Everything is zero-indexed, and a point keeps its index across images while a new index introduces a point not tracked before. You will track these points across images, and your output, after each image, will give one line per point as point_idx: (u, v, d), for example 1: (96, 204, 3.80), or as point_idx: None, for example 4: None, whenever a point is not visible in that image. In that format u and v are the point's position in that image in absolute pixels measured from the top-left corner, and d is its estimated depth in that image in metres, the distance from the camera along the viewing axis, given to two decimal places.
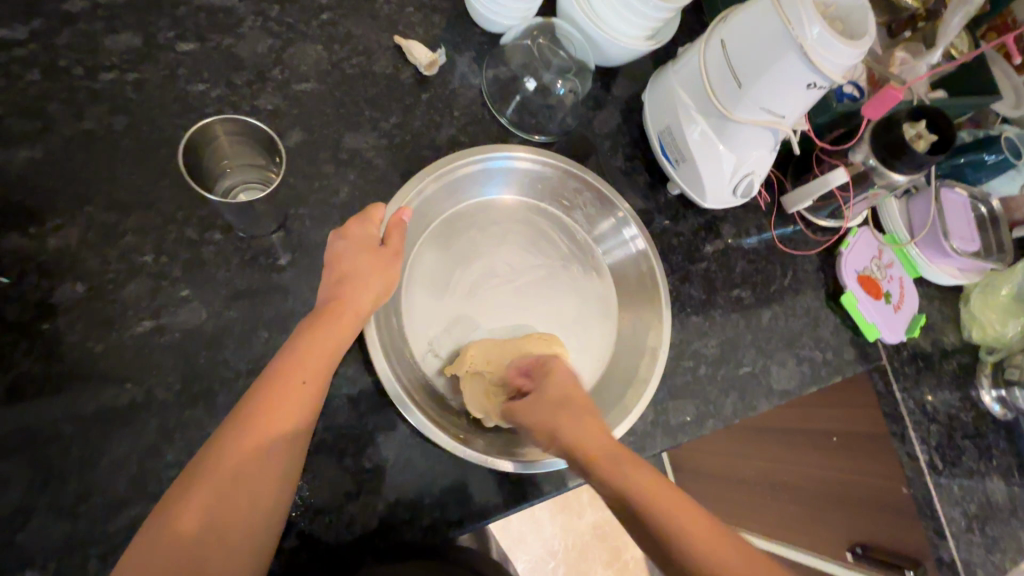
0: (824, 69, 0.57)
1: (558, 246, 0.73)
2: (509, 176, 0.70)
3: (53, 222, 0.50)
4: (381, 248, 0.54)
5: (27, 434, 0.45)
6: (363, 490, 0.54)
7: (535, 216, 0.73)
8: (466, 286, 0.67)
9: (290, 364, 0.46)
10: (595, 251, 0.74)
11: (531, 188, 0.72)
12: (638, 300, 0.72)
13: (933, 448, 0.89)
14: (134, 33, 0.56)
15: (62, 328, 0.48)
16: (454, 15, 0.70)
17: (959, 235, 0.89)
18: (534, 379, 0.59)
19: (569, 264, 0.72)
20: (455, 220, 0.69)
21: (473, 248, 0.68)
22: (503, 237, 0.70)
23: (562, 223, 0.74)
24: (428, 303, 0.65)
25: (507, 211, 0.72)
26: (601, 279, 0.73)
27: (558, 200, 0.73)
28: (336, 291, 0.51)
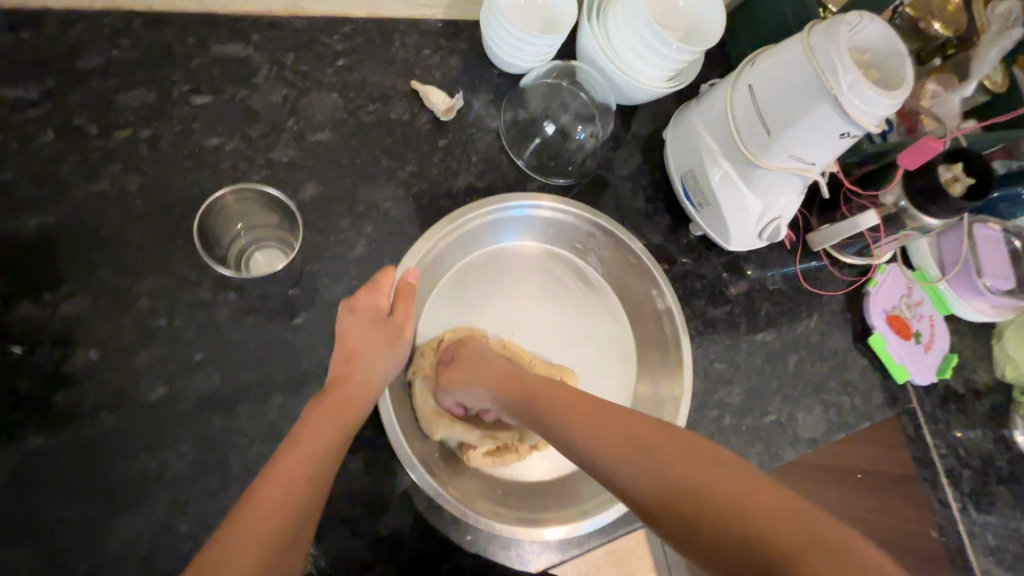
0: (858, 120, 0.55)
1: (573, 292, 0.70)
2: (523, 224, 0.68)
3: (67, 288, 0.49)
4: (391, 318, 0.53)
5: (41, 512, 0.44)
6: (380, 559, 0.52)
7: (547, 261, 0.71)
8: (472, 314, 0.66)
9: (299, 441, 0.45)
10: (612, 295, 0.72)
11: (544, 233, 0.70)
12: (657, 348, 0.70)
13: (966, 494, 0.85)
14: (148, 88, 0.56)
15: (74, 399, 0.47)
16: (471, 57, 0.69)
17: (993, 273, 0.86)
18: (461, 348, 0.60)
19: (585, 310, 0.70)
20: (465, 270, 0.67)
21: (482, 290, 0.67)
22: (514, 284, 0.68)
23: (577, 268, 0.72)
24: (430, 328, 0.64)
25: (519, 258, 0.70)
26: (619, 324, 0.71)
27: (572, 244, 0.71)
28: (350, 363, 0.50)
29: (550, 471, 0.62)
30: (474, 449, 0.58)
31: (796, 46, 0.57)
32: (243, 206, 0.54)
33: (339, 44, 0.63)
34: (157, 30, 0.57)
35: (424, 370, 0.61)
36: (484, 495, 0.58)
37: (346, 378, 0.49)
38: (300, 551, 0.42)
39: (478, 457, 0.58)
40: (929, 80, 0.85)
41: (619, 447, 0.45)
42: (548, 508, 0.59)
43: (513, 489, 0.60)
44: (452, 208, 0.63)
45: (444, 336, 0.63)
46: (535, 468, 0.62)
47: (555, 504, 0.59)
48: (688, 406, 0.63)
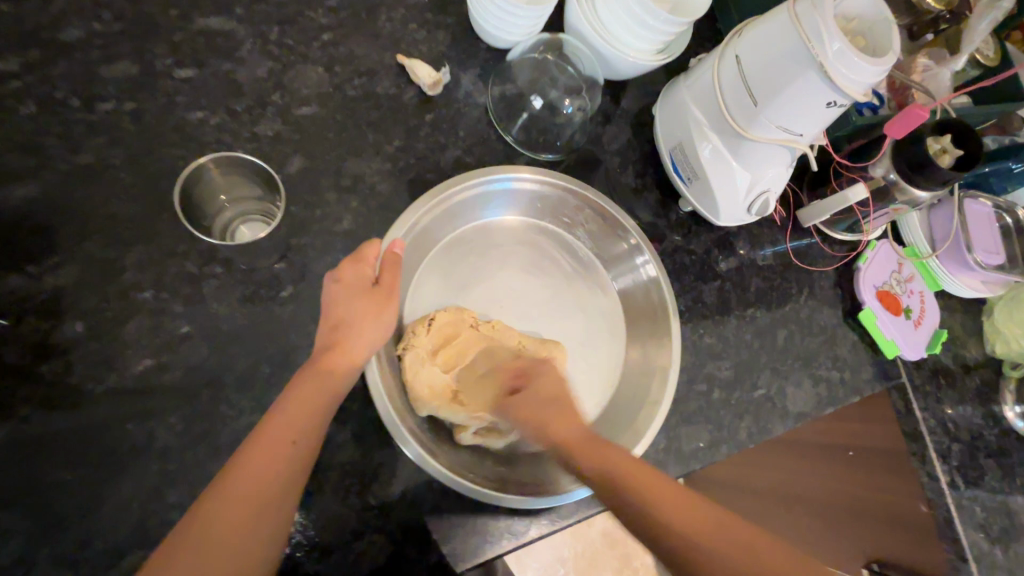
0: (845, 88, 0.54)
1: (562, 267, 0.71)
2: (509, 198, 0.68)
3: (52, 260, 0.49)
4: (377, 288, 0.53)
5: (29, 481, 0.45)
6: (369, 528, 0.53)
7: (535, 236, 0.71)
8: (465, 289, 0.66)
9: (283, 408, 0.45)
10: (601, 269, 0.72)
11: (531, 208, 0.70)
12: (646, 321, 0.70)
13: (955, 468, 0.86)
14: (131, 61, 0.55)
15: (61, 370, 0.47)
16: (459, 30, 0.68)
17: (983, 249, 0.86)
18: (456, 338, 0.60)
19: (574, 285, 0.70)
20: (455, 246, 0.68)
21: (473, 267, 0.67)
22: (504, 260, 0.69)
23: (565, 242, 0.72)
24: (424, 297, 0.65)
25: (507, 233, 0.70)
26: (608, 298, 0.71)
27: (560, 218, 0.71)
28: (337, 333, 0.50)
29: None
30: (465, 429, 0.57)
31: (784, 13, 0.57)
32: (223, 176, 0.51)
33: (325, 18, 0.63)
34: (139, 3, 0.57)
35: (416, 346, 0.59)
36: (472, 465, 0.58)
37: (332, 349, 0.50)
38: (284, 515, 0.43)
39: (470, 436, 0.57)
40: (920, 54, 0.85)
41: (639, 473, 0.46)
42: (539, 477, 0.59)
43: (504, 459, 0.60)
44: (440, 181, 0.63)
45: (434, 316, 0.61)
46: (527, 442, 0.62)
47: (545, 472, 0.59)
48: (676, 376, 0.64)
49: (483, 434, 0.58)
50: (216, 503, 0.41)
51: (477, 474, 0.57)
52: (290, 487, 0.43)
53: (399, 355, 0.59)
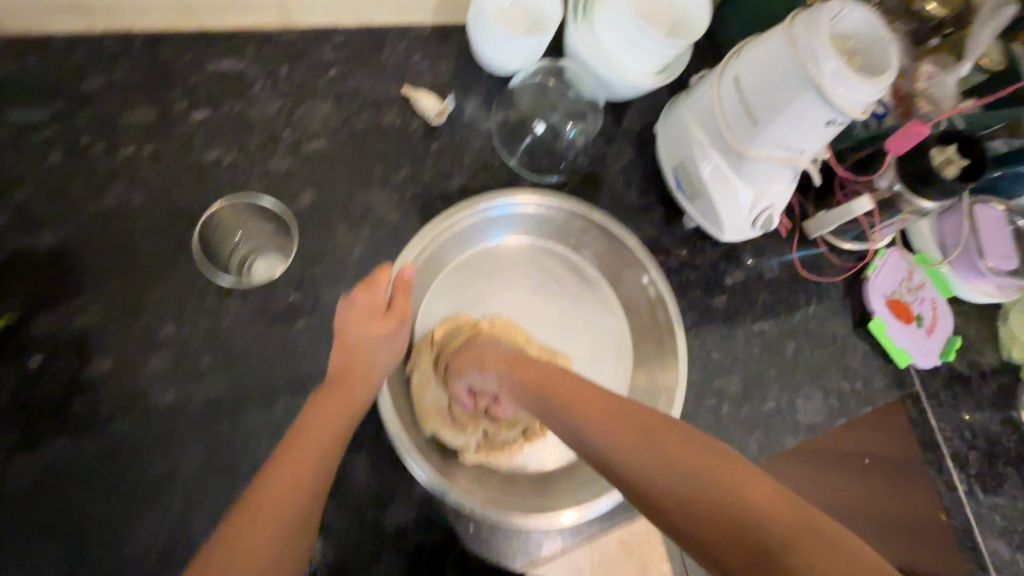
0: (843, 108, 0.55)
1: (568, 286, 0.72)
2: (514, 221, 0.69)
3: (80, 300, 0.52)
4: (388, 318, 0.55)
5: (64, 513, 0.47)
6: (386, 550, 0.54)
7: (541, 257, 0.72)
8: (474, 303, 0.69)
9: (300, 437, 0.47)
10: (607, 288, 0.73)
11: (536, 229, 0.71)
12: (653, 340, 0.70)
13: (972, 476, 0.85)
14: (150, 106, 0.58)
15: (91, 406, 0.50)
16: (461, 60, 0.70)
17: (997, 254, 0.85)
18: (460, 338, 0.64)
19: (579, 304, 0.72)
20: (462, 266, 0.69)
21: (479, 288, 0.69)
22: (510, 281, 0.71)
23: (570, 261, 0.73)
24: (434, 311, 0.67)
25: (513, 254, 0.72)
26: (614, 315, 0.72)
27: (566, 239, 0.72)
28: (349, 365, 0.52)
29: (556, 460, 0.64)
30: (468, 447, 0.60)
31: (779, 35, 0.58)
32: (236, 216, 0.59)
33: (331, 54, 0.65)
34: (155, 49, 0.59)
35: (422, 367, 0.62)
36: (482, 482, 0.60)
37: (347, 378, 0.51)
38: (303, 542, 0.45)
39: (472, 456, 0.60)
40: (925, 61, 0.84)
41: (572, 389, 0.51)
42: (546, 496, 0.60)
43: (511, 479, 0.62)
44: (448, 207, 0.65)
45: (434, 332, 0.65)
46: (535, 460, 0.64)
47: (553, 492, 0.61)
48: (683, 396, 0.64)
49: (486, 448, 0.61)
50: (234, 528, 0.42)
51: (483, 490, 0.59)
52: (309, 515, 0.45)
53: (408, 377, 0.62)
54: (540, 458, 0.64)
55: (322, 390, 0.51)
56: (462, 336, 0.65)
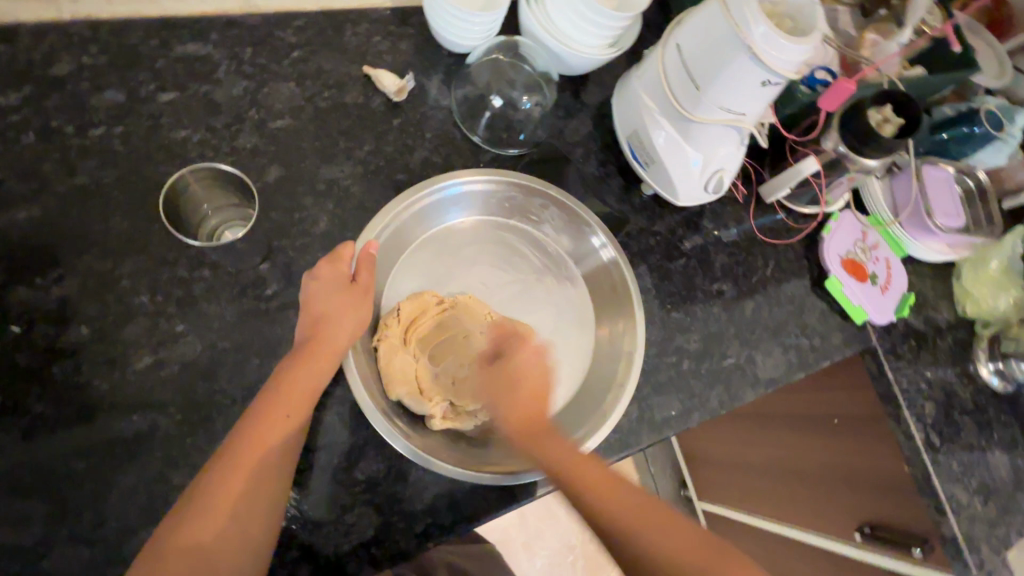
0: (775, 68, 0.58)
1: (531, 262, 0.75)
2: (476, 199, 0.72)
3: (57, 273, 0.54)
4: (352, 284, 0.59)
5: (47, 472, 0.50)
6: (357, 502, 0.57)
7: (504, 234, 0.75)
8: (439, 278, 0.71)
9: (269, 407, 0.51)
10: (569, 263, 0.76)
11: (498, 208, 0.74)
12: (614, 310, 0.73)
13: (929, 425, 0.87)
14: (118, 89, 0.61)
15: (69, 370, 0.52)
16: (421, 39, 0.73)
17: (943, 212, 0.90)
18: (435, 309, 0.66)
19: (543, 279, 0.75)
20: (427, 245, 0.72)
21: (445, 267, 0.72)
22: (475, 258, 0.73)
23: (532, 239, 0.76)
24: (405, 283, 0.70)
25: (476, 234, 0.74)
26: (576, 288, 0.75)
27: (527, 216, 0.75)
28: (316, 327, 0.56)
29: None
30: (435, 414, 0.61)
31: (713, 5, 0.61)
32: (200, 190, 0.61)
33: (293, 36, 0.68)
34: (121, 34, 0.62)
35: (389, 338, 0.63)
36: (447, 447, 0.62)
37: (316, 341, 0.55)
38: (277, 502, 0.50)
39: (439, 422, 0.61)
40: (869, 30, 0.89)
41: (571, 460, 0.53)
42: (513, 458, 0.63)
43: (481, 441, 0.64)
44: (409, 182, 0.68)
45: (399, 308, 0.66)
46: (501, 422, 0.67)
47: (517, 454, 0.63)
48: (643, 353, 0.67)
49: (452, 418, 0.62)
50: (207, 486, 0.48)
51: (446, 455, 0.60)
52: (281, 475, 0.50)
53: (375, 348, 0.63)
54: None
55: (290, 357, 0.54)
56: (440, 313, 0.66)
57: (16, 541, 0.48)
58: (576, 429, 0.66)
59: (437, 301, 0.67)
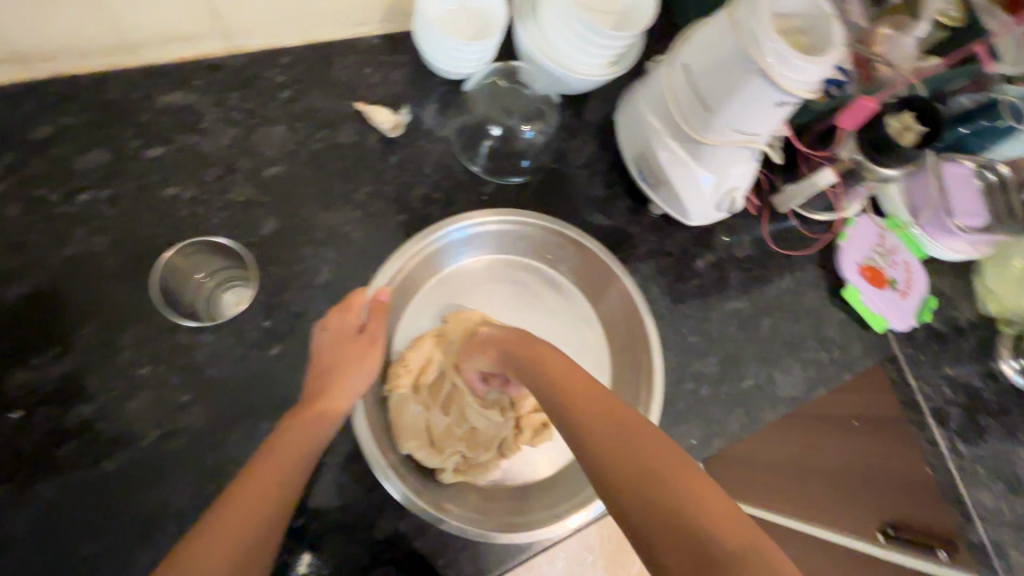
0: (789, 90, 0.55)
1: (545, 300, 0.75)
2: (493, 239, 0.71)
3: (56, 349, 0.53)
4: (360, 335, 0.58)
5: (62, 558, 0.49)
6: (379, 562, 0.56)
7: (519, 272, 0.75)
8: (444, 309, 0.71)
9: (271, 463, 0.48)
10: (584, 300, 0.75)
11: (514, 246, 0.73)
12: (630, 353, 0.71)
13: (955, 432, 0.84)
14: (103, 148, 0.58)
15: (75, 452, 0.51)
16: (414, 68, 0.70)
17: (963, 212, 0.87)
18: (444, 340, 0.67)
19: (558, 318, 0.74)
20: (438, 284, 0.72)
21: (456, 307, 0.71)
22: (487, 297, 0.73)
23: (549, 277, 0.75)
24: (411, 322, 0.70)
25: (490, 271, 0.74)
26: (592, 330, 0.75)
27: (543, 255, 0.74)
28: (322, 384, 0.54)
29: (529, 477, 0.66)
30: (446, 466, 0.61)
31: (722, 22, 0.58)
32: (192, 258, 0.59)
33: (281, 76, 0.65)
34: (102, 89, 0.59)
35: (400, 390, 0.63)
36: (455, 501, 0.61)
37: (321, 400, 0.53)
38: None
39: (450, 476, 0.61)
40: (882, 22, 0.83)
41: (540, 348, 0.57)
42: (522, 512, 0.62)
43: (491, 494, 0.64)
44: (411, 221, 0.66)
45: (405, 357, 0.65)
46: (517, 471, 0.66)
47: (526, 508, 0.63)
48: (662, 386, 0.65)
49: (464, 469, 0.62)
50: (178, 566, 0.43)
51: (457, 508, 0.60)
52: (259, 537, 0.45)
53: (384, 397, 0.63)
54: (517, 469, 0.66)
55: (295, 415, 0.52)
56: (444, 341, 0.67)
57: None
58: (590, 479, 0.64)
59: (441, 336, 0.67)
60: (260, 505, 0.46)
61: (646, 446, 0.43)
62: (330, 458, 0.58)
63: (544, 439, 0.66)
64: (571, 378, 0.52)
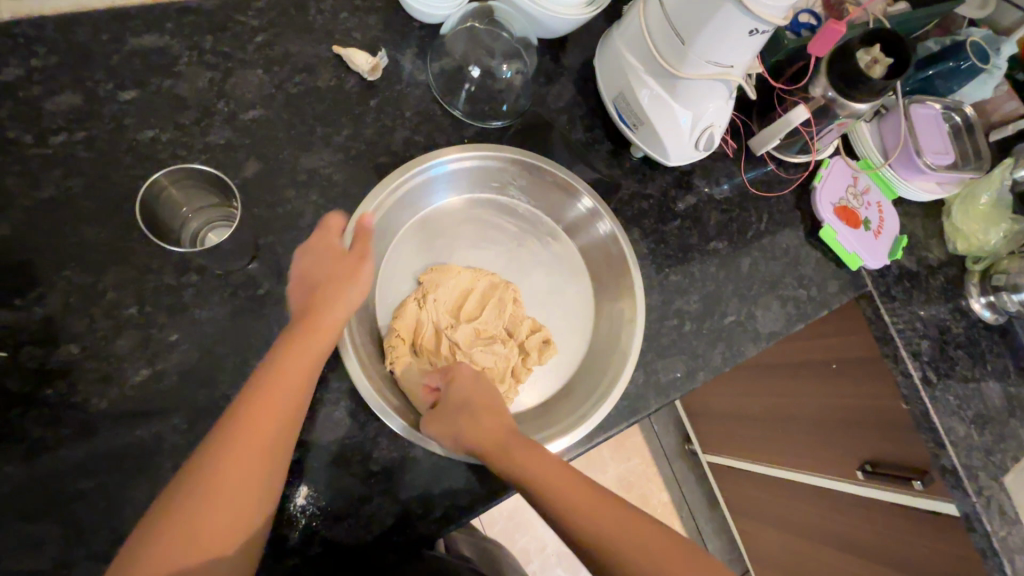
0: (763, 16, 0.56)
1: (508, 229, 0.74)
2: (446, 179, 0.70)
3: (36, 292, 0.52)
4: (347, 253, 0.57)
5: (53, 495, 0.49)
6: (375, 493, 0.57)
7: (483, 210, 0.74)
8: (416, 269, 0.69)
9: (234, 451, 0.46)
10: (550, 223, 0.75)
11: (475, 183, 0.72)
12: (607, 270, 0.73)
13: (925, 362, 0.88)
14: (74, 91, 0.57)
15: (63, 391, 0.51)
16: (390, 12, 0.69)
17: (933, 150, 0.89)
18: (425, 299, 0.65)
19: (524, 243, 0.74)
20: (404, 241, 0.70)
21: (432, 262, 0.70)
22: (458, 243, 0.72)
23: (512, 210, 0.75)
24: (387, 292, 0.68)
25: (456, 215, 0.73)
26: (565, 248, 0.75)
27: (502, 188, 0.74)
28: (313, 299, 0.54)
29: (541, 395, 0.68)
30: None
31: None
32: (179, 188, 0.55)
33: (255, 20, 0.64)
34: (69, 31, 0.58)
35: (399, 356, 0.62)
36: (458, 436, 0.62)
37: (274, 370, 0.49)
38: (270, 468, 0.47)
39: None
40: None
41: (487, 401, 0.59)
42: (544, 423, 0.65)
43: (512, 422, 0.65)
44: (394, 164, 0.66)
45: (394, 326, 0.64)
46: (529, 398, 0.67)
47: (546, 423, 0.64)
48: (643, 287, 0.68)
49: None
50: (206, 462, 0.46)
51: None
52: (279, 432, 0.48)
53: (390, 369, 0.62)
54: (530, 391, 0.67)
55: (242, 398, 0.48)
56: (425, 296, 0.65)
57: (32, 567, 0.47)
58: (601, 378, 0.67)
59: (419, 297, 0.66)
60: (268, 415, 0.48)
61: (608, 526, 0.51)
62: (322, 395, 0.59)
63: (550, 354, 0.67)
64: (525, 451, 0.55)
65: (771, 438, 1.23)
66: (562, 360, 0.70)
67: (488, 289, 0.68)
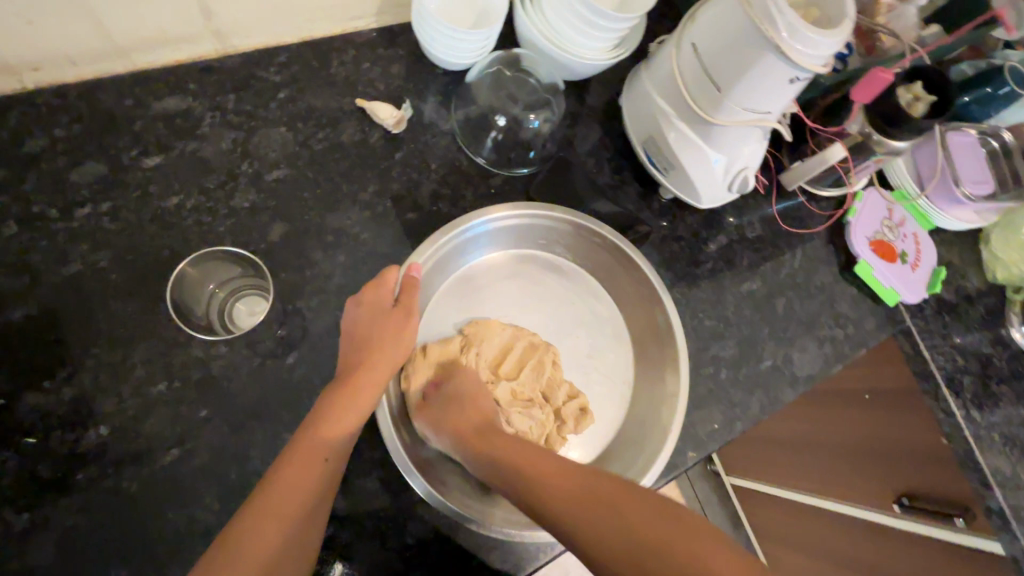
0: (804, 66, 0.53)
1: (549, 286, 0.71)
2: (486, 238, 0.67)
3: (65, 371, 0.51)
4: (395, 308, 0.57)
5: None
6: (410, 567, 0.55)
7: (520, 265, 0.71)
8: (458, 318, 0.68)
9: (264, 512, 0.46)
10: (590, 278, 0.72)
11: (511, 238, 0.69)
12: (647, 329, 0.69)
13: (969, 400, 0.84)
14: (100, 160, 0.56)
15: (93, 475, 0.49)
16: (413, 61, 0.68)
17: (971, 179, 0.86)
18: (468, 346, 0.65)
19: (564, 299, 0.71)
20: (445, 294, 0.68)
21: (471, 314, 0.68)
22: (496, 298, 0.69)
23: (548, 263, 0.72)
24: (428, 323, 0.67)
25: (495, 270, 0.70)
26: (604, 303, 0.72)
27: (538, 242, 0.71)
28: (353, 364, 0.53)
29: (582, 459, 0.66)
30: None
31: None
32: (202, 269, 0.56)
33: (277, 75, 0.63)
34: (93, 99, 0.57)
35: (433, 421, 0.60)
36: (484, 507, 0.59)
37: (300, 449, 0.49)
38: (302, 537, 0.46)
39: None
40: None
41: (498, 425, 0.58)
42: None
43: None
44: (421, 218, 0.64)
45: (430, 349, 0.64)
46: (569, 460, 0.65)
47: None
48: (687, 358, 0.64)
49: None
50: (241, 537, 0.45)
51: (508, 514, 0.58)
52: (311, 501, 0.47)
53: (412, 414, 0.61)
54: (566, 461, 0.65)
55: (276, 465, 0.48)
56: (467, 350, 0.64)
57: None
58: (643, 452, 0.63)
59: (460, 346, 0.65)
60: (300, 491, 0.47)
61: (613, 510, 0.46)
62: (355, 465, 0.57)
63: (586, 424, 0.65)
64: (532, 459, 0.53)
65: (802, 466, 1.17)
66: (603, 428, 0.67)
67: (526, 350, 0.65)
